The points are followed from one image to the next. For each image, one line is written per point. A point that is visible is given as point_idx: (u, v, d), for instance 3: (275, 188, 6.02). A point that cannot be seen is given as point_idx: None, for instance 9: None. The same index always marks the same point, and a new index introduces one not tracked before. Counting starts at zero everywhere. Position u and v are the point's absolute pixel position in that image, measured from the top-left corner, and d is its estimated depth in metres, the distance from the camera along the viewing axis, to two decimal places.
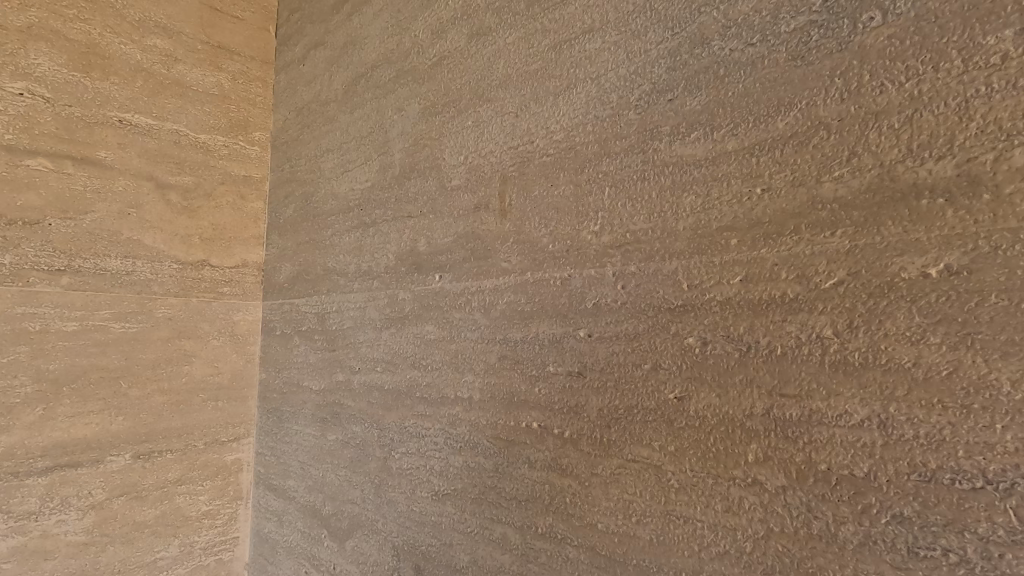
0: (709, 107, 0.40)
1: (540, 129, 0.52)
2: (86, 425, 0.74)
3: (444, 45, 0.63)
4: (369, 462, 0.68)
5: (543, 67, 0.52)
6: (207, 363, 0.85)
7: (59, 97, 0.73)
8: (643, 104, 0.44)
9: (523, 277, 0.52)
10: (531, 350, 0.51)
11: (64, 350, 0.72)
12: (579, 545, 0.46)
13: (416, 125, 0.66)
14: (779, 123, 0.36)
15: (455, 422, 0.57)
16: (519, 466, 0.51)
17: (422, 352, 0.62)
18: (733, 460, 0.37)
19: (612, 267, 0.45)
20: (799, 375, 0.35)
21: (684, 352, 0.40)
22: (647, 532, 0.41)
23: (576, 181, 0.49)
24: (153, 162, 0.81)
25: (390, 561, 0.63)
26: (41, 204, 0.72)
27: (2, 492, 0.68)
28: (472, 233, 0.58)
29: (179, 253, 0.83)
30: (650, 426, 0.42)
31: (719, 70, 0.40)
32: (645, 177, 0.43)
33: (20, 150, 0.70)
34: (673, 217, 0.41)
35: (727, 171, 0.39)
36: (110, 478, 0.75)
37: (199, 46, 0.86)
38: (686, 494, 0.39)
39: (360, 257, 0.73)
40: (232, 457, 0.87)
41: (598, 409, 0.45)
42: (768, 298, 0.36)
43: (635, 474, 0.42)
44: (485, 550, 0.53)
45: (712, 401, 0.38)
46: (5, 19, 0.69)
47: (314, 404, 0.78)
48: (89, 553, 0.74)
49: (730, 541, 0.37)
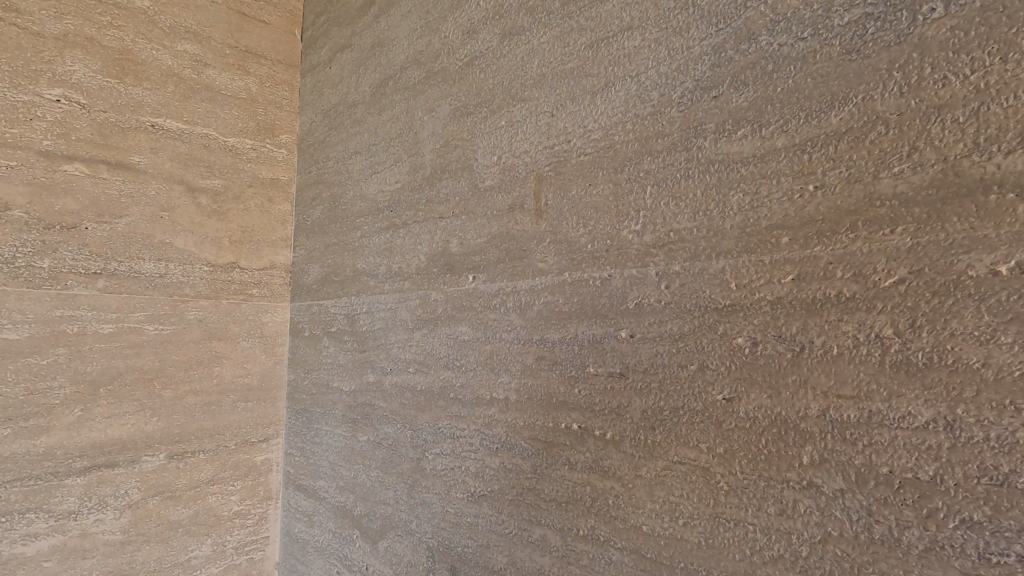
0: (756, 103, 0.39)
1: (576, 128, 0.52)
2: (123, 425, 0.75)
3: (476, 45, 0.63)
4: (402, 463, 0.68)
5: (580, 66, 0.52)
6: (238, 365, 0.86)
7: (94, 103, 0.74)
8: (685, 101, 0.44)
9: (561, 277, 0.52)
10: (569, 351, 0.50)
11: (100, 351, 0.73)
12: (622, 547, 0.45)
13: (448, 125, 0.66)
14: (832, 119, 0.36)
15: (491, 423, 0.57)
16: (558, 467, 0.51)
17: (455, 353, 0.62)
18: (786, 463, 0.36)
19: (654, 267, 0.45)
20: (857, 375, 0.34)
21: (732, 352, 0.39)
22: (695, 534, 0.41)
23: (616, 180, 0.48)
24: (184, 166, 0.82)
25: (424, 561, 0.63)
26: (78, 209, 0.73)
27: (43, 492, 0.69)
28: (507, 233, 0.57)
29: (210, 255, 0.84)
30: (697, 428, 0.41)
31: (767, 66, 0.39)
32: (689, 175, 0.43)
33: (58, 155, 0.72)
34: (719, 216, 0.41)
35: (777, 168, 0.38)
36: (145, 477, 0.76)
37: (228, 51, 0.87)
38: (736, 497, 0.39)
39: (390, 259, 0.73)
40: (262, 457, 0.88)
41: (641, 410, 0.45)
42: (822, 298, 0.35)
43: (682, 476, 0.42)
44: (523, 551, 0.53)
45: (763, 402, 0.38)
46: (42, 27, 0.70)
47: (345, 405, 0.78)
48: (126, 552, 0.75)
49: (784, 545, 0.36)
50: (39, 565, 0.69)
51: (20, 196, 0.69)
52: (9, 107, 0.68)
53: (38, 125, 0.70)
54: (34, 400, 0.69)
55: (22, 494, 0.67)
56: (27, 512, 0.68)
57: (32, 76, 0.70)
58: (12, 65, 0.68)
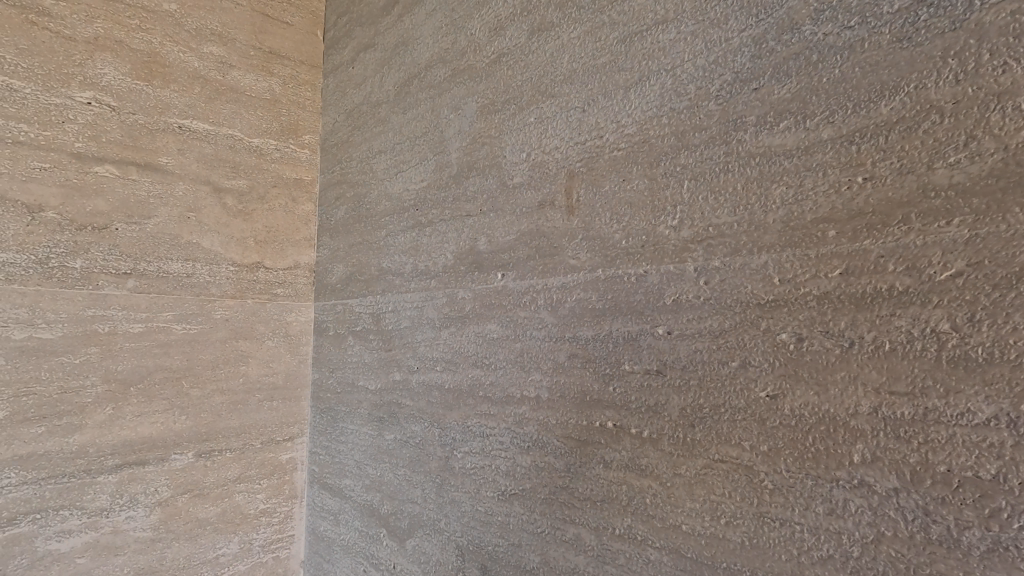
0: (801, 94, 0.39)
1: (609, 123, 0.51)
2: (152, 424, 0.75)
3: (503, 42, 0.63)
4: (429, 462, 0.68)
5: (612, 61, 0.51)
6: (263, 364, 0.87)
7: (124, 106, 0.75)
8: (724, 94, 0.43)
9: (594, 274, 0.51)
10: (604, 348, 0.50)
11: (130, 350, 0.74)
12: (661, 547, 0.45)
13: (474, 123, 0.66)
14: (882, 108, 0.35)
15: (521, 421, 0.57)
16: (593, 466, 0.50)
17: (485, 352, 0.61)
18: (836, 461, 0.36)
19: (692, 262, 0.44)
20: (911, 372, 0.33)
21: (777, 348, 0.39)
22: (738, 534, 0.40)
23: (651, 175, 0.48)
24: (211, 167, 0.83)
25: (453, 560, 0.63)
26: (108, 210, 0.74)
27: (76, 490, 0.70)
28: (537, 230, 0.57)
29: (235, 255, 0.85)
30: (739, 426, 0.40)
31: (811, 56, 0.38)
32: (729, 169, 0.42)
33: (89, 157, 0.72)
34: (761, 210, 0.40)
35: (823, 160, 0.37)
36: (175, 475, 0.77)
37: (252, 52, 0.88)
38: (782, 496, 0.38)
39: (416, 257, 0.73)
40: (287, 456, 0.89)
41: (680, 407, 0.44)
42: (873, 292, 0.35)
43: (723, 475, 0.41)
44: (557, 551, 0.53)
45: (810, 399, 0.37)
46: (74, 30, 0.71)
47: (371, 404, 0.79)
48: (156, 550, 0.75)
49: (834, 546, 0.36)
50: (73, 562, 0.69)
51: (53, 198, 0.70)
52: (42, 110, 0.69)
53: (70, 127, 0.71)
54: (67, 399, 0.69)
55: (56, 491, 0.68)
56: (61, 509, 0.69)
57: (64, 80, 0.71)
58: (45, 68, 0.69)
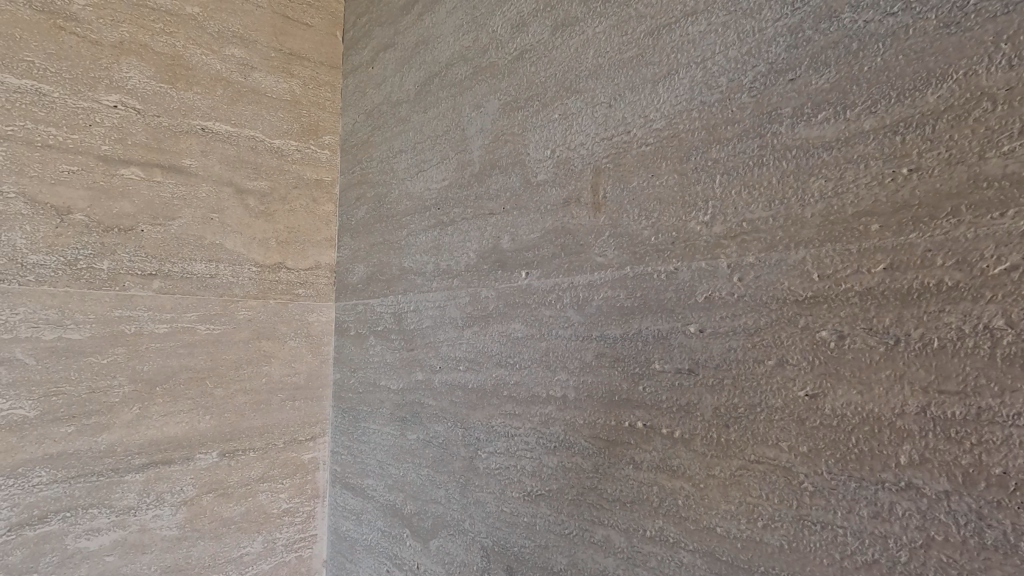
0: (840, 84, 0.38)
1: (636, 117, 0.50)
2: (178, 423, 0.76)
3: (526, 38, 0.62)
4: (453, 462, 0.67)
5: (639, 54, 0.51)
6: (286, 364, 0.87)
7: (149, 108, 0.76)
8: (758, 86, 0.42)
9: (622, 272, 0.50)
10: (633, 347, 0.49)
11: (156, 351, 0.75)
12: (694, 550, 0.44)
13: (496, 121, 0.65)
14: (928, 97, 0.34)
15: (548, 421, 0.56)
16: (622, 466, 0.49)
17: (509, 351, 0.61)
18: (881, 462, 0.35)
19: (725, 258, 0.43)
20: (962, 370, 0.32)
21: (816, 346, 0.38)
22: (777, 538, 0.39)
23: (680, 170, 0.47)
24: (233, 168, 0.83)
25: (479, 561, 0.62)
26: (134, 212, 0.75)
27: (105, 489, 0.70)
28: (563, 228, 0.56)
29: (258, 255, 0.85)
30: (776, 426, 0.39)
31: (851, 45, 0.37)
32: (763, 163, 0.41)
33: (116, 160, 0.73)
34: (798, 204, 0.39)
35: (865, 152, 0.36)
36: (200, 474, 0.77)
37: (273, 54, 0.88)
38: (823, 499, 0.37)
39: (438, 257, 0.72)
40: (309, 455, 0.89)
41: (713, 407, 0.43)
42: (919, 287, 0.33)
43: (760, 477, 0.40)
44: (585, 552, 0.52)
45: (852, 399, 0.36)
46: (100, 35, 0.72)
47: (393, 404, 0.78)
48: (181, 548, 0.76)
49: (880, 550, 0.34)
50: (101, 560, 0.70)
51: (81, 200, 0.71)
52: (70, 113, 0.70)
53: (96, 130, 0.72)
54: (95, 398, 0.70)
55: (85, 490, 0.69)
56: (90, 508, 0.69)
57: (91, 83, 0.72)
58: (72, 72, 0.70)
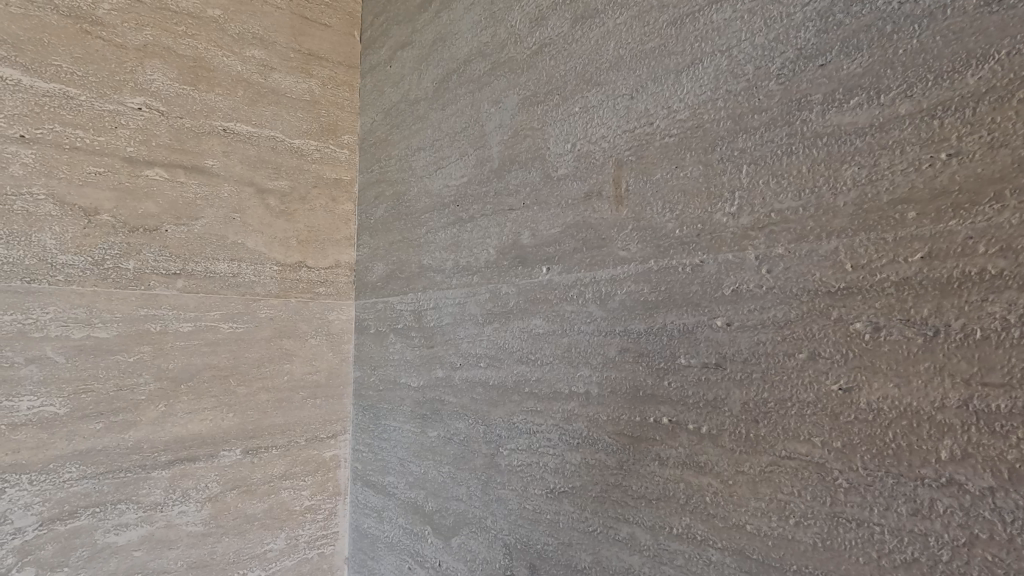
0: (873, 69, 0.37)
1: (659, 109, 0.50)
2: (202, 421, 0.77)
3: (545, 32, 0.62)
4: (475, 459, 0.67)
5: (661, 45, 0.50)
6: (307, 362, 0.88)
7: (172, 110, 0.77)
8: (786, 73, 0.41)
9: (646, 266, 0.50)
10: (657, 342, 0.48)
11: (181, 349, 0.76)
12: (723, 548, 0.43)
13: (516, 116, 0.65)
14: (968, 78, 0.33)
15: (570, 418, 0.55)
16: (647, 463, 0.48)
17: (531, 347, 0.60)
18: (920, 458, 0.33)
19: (753, 250, 0.42)
20: (1007, 361, 0.31)
21: (850, 338, 0.36)
22: (810, 535, 0.38)
23: (706, 161, 0.46)
24: (254, 168, 0.84)
25: (501, 559, 0.62)
26: (158, 212, 0.76)
27: (132, 485, 0.71)
28: (584, 222, 0.56)
29: (279, 255, 0.86)
30: (808, 421, 0.38)
31: (885, 27, 0.36)
32: (793, 151, 0.40)
33: (140, 161, 0.74)
34: (830, 192, 0.38)
35: (900, 138, 0.35)
36: (224, 471, 0.78)
37: (292, 55, 0.89)
38: (859, 495, 0.36)
39: (458, 254, 0.72)
40: (330, 453, 0.89)
41: (742, 402, 0.42)
42: (960, 276, 0.32)
43: (791, 473, 0.39)
44: (610, 550, 0.51)
45: (889, 392, 0.35)
46: (125, 39, 0.73)
47: (413, 401, 0.78)
48: (207, 544, 0.77)
49: (919, 548, 0.33)
50: (130, 554, 0.71)
51: (107, 201, 0.72)
52: (97, 116, 0.71)
53: (122, 133, 0.73)
54: (122, 396, 0.71)
55: (113, 486, 0.70)
56: (118, 503, 0.70)
57: (116, 87, 0.73)
58: (98, 76, 0.72)
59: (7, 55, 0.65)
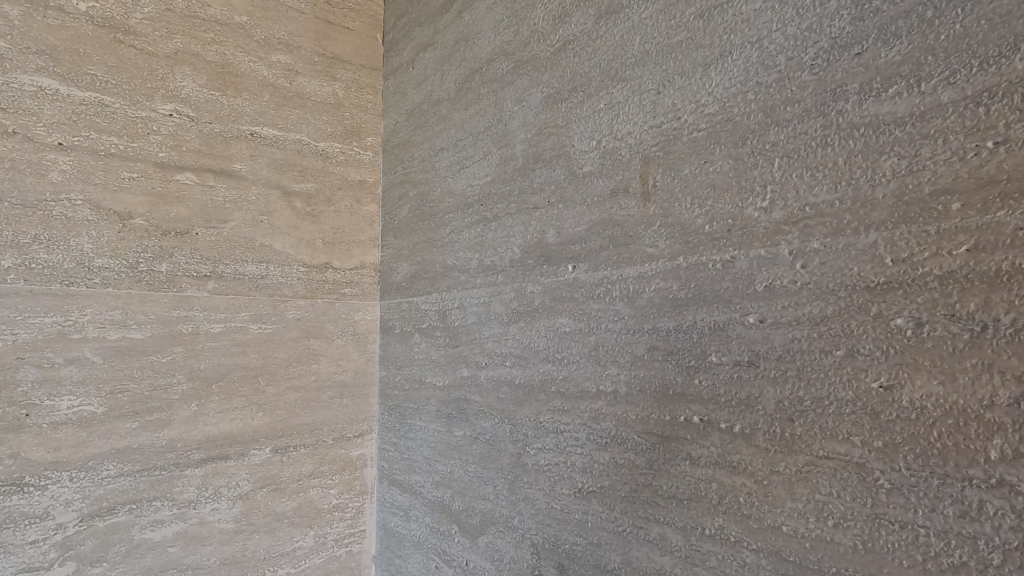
0: (913, 56, 0.35)
1: (687, 103, 0.49)
2: (233, 420, 0.78)
3: (569, 29, 0.61)
4: (501, 459, 0.67)
5: (688, 38, 0.49)
6: (334, 362, 0.89)
7: (201, 116, 0.79)
8: (819, 63, 0.40)
9: (675, 262, 0.49)
10: (687, 340, 0.47)
11: (212, 350, 0.77)
12: (758, 549, 0.42)
13: (539, 114, 0.65)
14: (1016, 62, 0.32)
15: (598, 417, 0.55)
16: (678, 463, 0.48)
17: (557, 346, 0.60)
18: (968, 458, 0.32)
19: (787, 245, 0.41)
20: None
21: (891, 334, 0.35)
22: (850, 538, 0.37)
23: (736, 155, 0.45)
24: (281, 171, 0.85)
25: (529, 559, 0.62)
26: (189, 215, 0.77)
27: (166, 482, 0.73)
28: (611, 219, 0.55)
29: (305, 256, 0.87)
30: (847, 419, 0.37)
31: (925, 12, 0.35)
32: (828, 143, 0.39)
33: (171, 165, 0.76)
34: (868, 184, 0.37)
35: (943, 126, 0.34)
36: (254, 469, 0.80)
37: (316, 58, 0.90)
38: (902, 497, 0.35)
39: (482, 253, 0.72)
40: (357, 452, 0.90)
41: (776, 400, 0.41)
42: (1009, 269, 0.31)
43: (829, 474, 0.38)
44: (640, 551, 0.51)
45: (933, 390, 0.34)
46: (156, 47, 0.75)
47: (439, 400, 0.79)
48: (239, 540, 0.78)
49: (968, 551, 0.32)
50: (165, 550, 0.73)
51: (141, 205, 0.74)
52: (130, 123, 0.73)
53: (154, 138, 0.75)
54: (156, 396, 0.73)
55: (148, 483, 0.72)
56: (153, 500, 0.72)
57: (148, 94, 0.75)
58: (131, 83, 0.73)
59: (45, 65, 0.68)
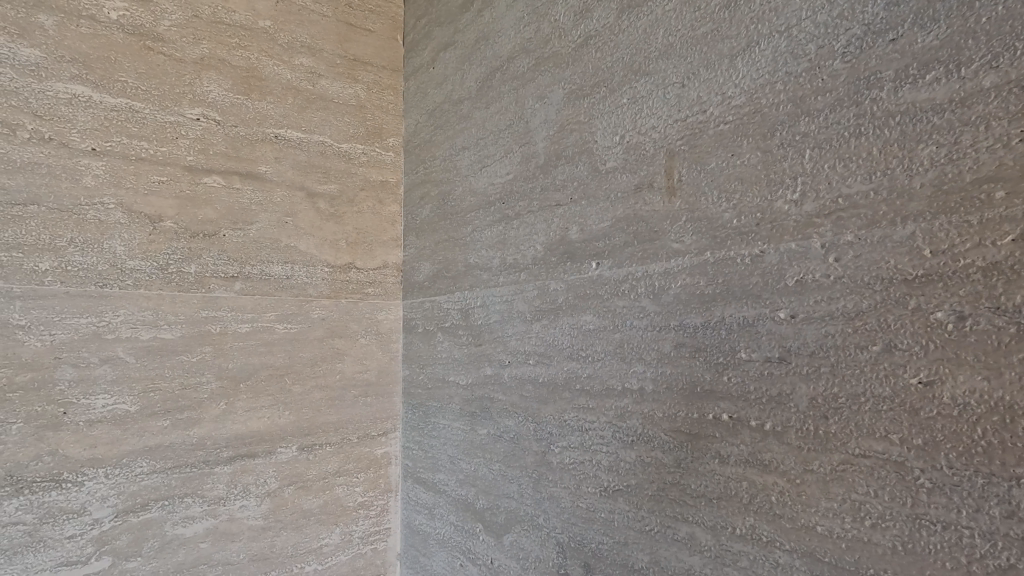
0: (952, 40, 0.34)
1: (713, 96, 0.48)
2: (261, 418, 0.80)
3: (590, 24, 0.61)
4: (526, 457, 0.67)
5: (714, 30, 0.48)
6: (358, 361, 0.89)
7: (227, 119, 0.80)
8: (852, 50, 0.39)
9: (702, 258, 0.48)
10: (715, 336, 0.47)
11: (240, 349, 0.79)
12: (792, 550, 0.41)
13: (561, 111, 0.64)
14: None
15: (624, 415, 0.54)
16: (707, 461, 0.47)
17: (581, 344, 0.60)
18: (1014, 457, 0.31)
19: (819, 238, 0.40)
20: None
21: (930, 329, 0.34)
22: (888, 539, 0.36)
23: (764, 147, 0.44)
24: (305, 173, 0.87)
25: (554, 558, 0.62)
26: (216, 217, 0.79)
27: (197, 479, 0.74)
28: (635, 215, 0.55)
29: (329, 257, 0.88)
30: (885, 417, 0.36)
31: None
32: (862, 133, 0.38)
33: (199, 169, 0.78)
34: (905, 173, 0.36)
35: (985, 112, 0.33)
36: (281, 467, 0.81)
37: (338, 61, 0.91)
38: (944, 496, 0.34)
39: (504, 251, 0.72)
40: (382, 450, 0.91)
41: (809, 398, 0.40)
42: None
43: (866, 473, 0.37)
44: (668, 551, 0.50)
45: (977, 386, 0.33)
46: (184, 53, 0.77)
47: (462, 399, 0.79)
48: (267, 537, 0.79)
49: (1016, 553, 0.31)
50: (196, 546, 0.74)
51: (170, 208, 0.75)
52: (160, 128, 0.75)
53: (183, 142, 0.76)
54: (187, 394, 0.74)
55: (180, 480, 0.73)
56: (185, 497, 0.74)
57: (176, 99, 0.76)
58: (160, 89, 0.75)
59: (79, 73, 0.69)
